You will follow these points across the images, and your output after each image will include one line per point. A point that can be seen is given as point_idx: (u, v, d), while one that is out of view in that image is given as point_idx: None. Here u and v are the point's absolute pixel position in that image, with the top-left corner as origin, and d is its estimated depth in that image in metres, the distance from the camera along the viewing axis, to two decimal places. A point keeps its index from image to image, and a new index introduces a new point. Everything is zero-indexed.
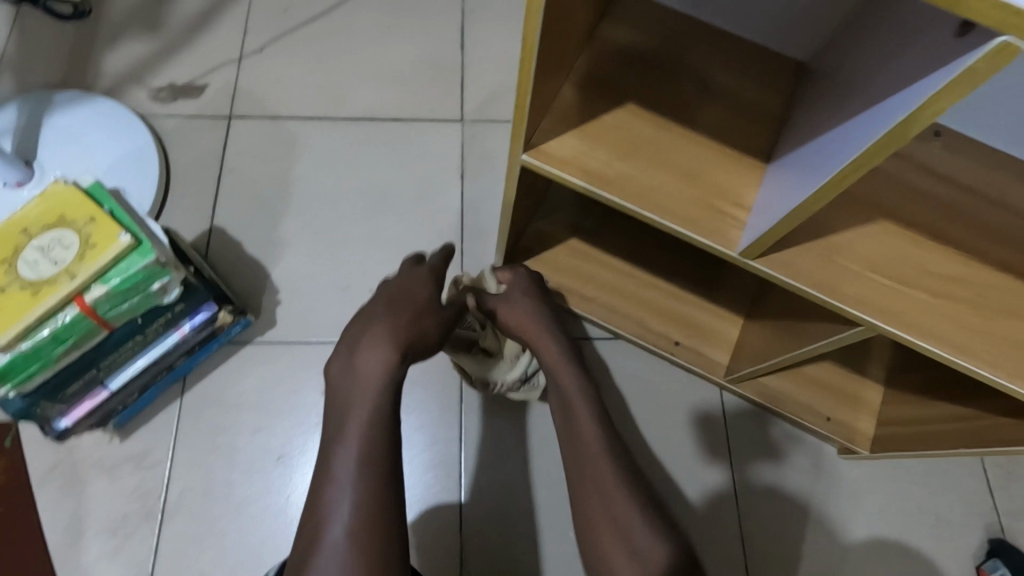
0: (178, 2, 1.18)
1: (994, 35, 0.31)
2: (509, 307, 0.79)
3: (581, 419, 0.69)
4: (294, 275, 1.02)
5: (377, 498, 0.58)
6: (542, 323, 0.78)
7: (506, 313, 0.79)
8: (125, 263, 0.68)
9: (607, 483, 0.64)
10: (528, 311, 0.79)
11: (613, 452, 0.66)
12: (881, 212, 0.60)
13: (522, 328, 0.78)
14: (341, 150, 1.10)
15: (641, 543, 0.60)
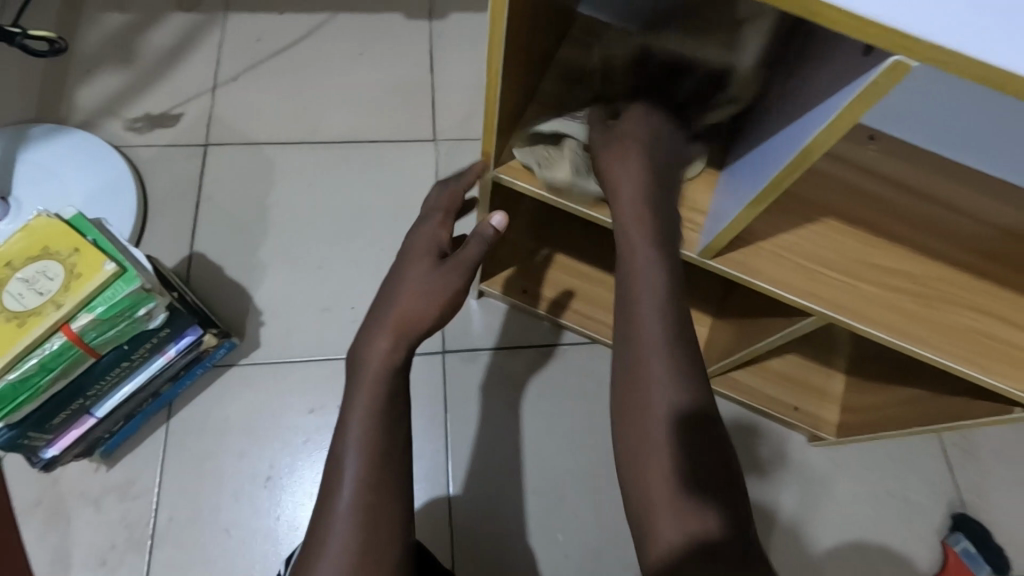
0: (150, 35, 1.20)
1: (887, 55, 0.36)
2: (615, 157, 0.64)
3: (650, 403, 0.57)
4: (276, 297, 1.04)
5: (374, 502, 0.55)
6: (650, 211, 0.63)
7: (617, 156, 0.63)
8: (111, 290, 0.69)
9: (661, 463, 0.55)
10: (637, 178, 0.63)
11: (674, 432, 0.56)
12: (826, 213, 0.66)
13: (617, 187, 0.64)
14: (318, 174, 1.13)
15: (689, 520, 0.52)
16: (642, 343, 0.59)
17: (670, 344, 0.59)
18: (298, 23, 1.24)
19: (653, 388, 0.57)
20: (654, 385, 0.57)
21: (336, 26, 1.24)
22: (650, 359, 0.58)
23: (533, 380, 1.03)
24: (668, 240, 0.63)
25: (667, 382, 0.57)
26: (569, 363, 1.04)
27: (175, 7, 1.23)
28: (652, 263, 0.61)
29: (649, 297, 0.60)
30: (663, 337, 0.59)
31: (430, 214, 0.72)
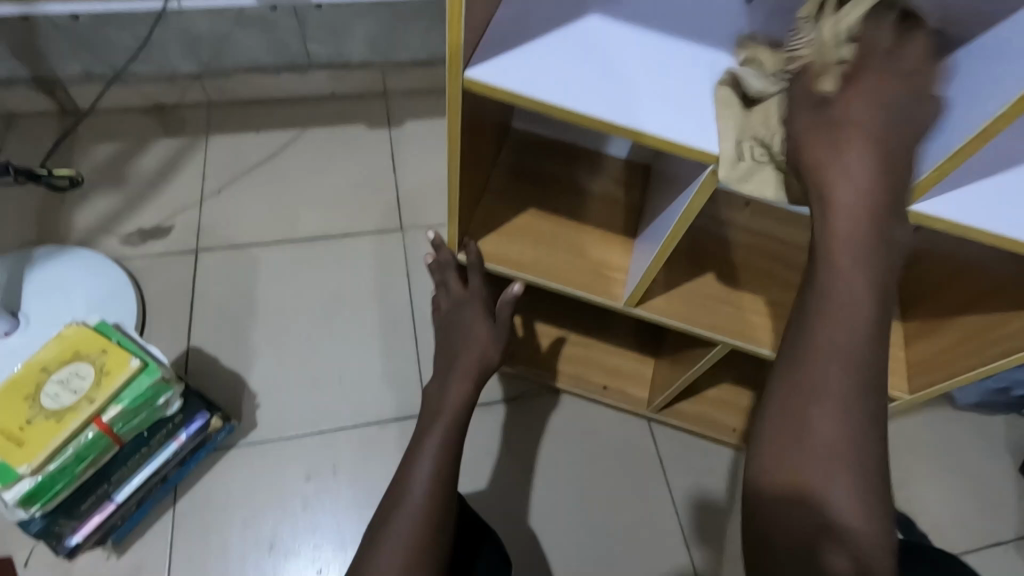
0: (141, 159, 1.36)
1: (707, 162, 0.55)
2: (849, 160, 0.45)
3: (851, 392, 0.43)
4: (268, 380, 1.15)
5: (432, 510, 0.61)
6: (880, 197, 0.45)
7: (849, 146, 0.45)
8: (136, 383, 0.81)
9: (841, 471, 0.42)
10: (876, 175, 0.45)
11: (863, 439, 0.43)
12: (717, 263, 0.85)
13: (849, 201, 0.45)
14: (300, 267, 1.28)
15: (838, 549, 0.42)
16: (824, 353, 0.43)
17: (869, 366, 0.44)
18: (273, 139, 1.42)
19: (856, 394, 0.43)
20: (834, 396, 0.43)
21: (307, 138, 1.43)
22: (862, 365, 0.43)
23: (506, 431, 1.16)
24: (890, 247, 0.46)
25: (855, 404, 0.43)
26: (537, 412, 1.18)
27: (162, 134, 1.40)
28: (865, 260, 0.44)
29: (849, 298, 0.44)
30: (863, 337, 0.43)
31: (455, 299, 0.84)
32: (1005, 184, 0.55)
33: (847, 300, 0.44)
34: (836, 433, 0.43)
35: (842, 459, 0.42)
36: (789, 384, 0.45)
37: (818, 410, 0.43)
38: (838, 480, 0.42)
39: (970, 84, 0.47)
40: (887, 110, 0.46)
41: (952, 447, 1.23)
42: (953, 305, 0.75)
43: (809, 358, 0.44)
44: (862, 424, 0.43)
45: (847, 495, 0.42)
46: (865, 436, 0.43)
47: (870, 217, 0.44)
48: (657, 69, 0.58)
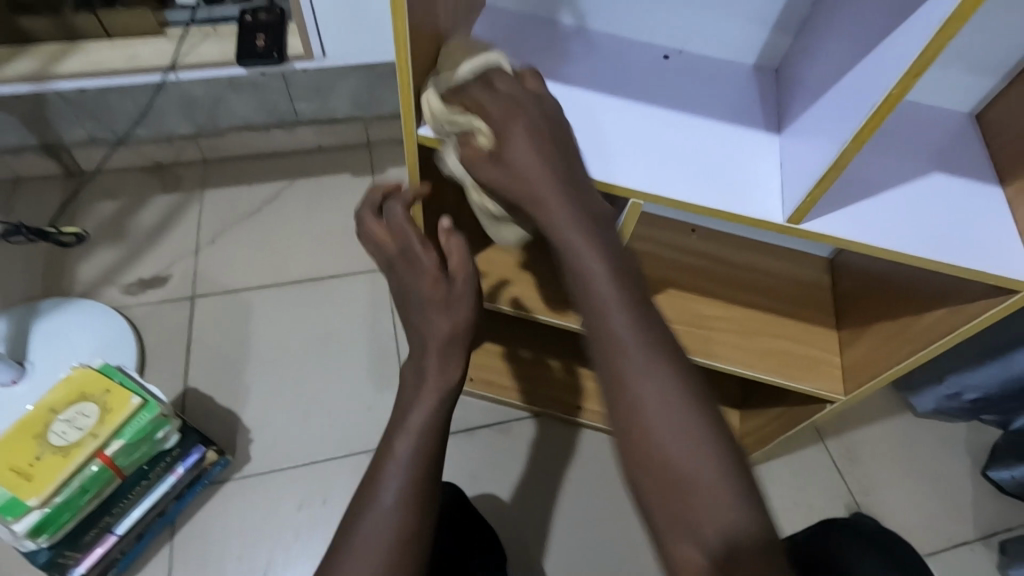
0: (140, 214, 1.46)
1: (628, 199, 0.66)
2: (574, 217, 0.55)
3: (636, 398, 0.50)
4: (261, 417, 1.22)
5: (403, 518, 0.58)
6: (604, 242, 0.54)
7: (554, 205, 0.55)
8: (137, 419, 0.88)
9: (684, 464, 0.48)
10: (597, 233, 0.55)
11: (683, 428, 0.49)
12: (668, 284, 0.92)
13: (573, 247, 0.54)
14: (290, 308, 1.36)
15: (731, 547, 0.45)
16: (627, 382, 0.50)
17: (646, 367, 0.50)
18: (264, 190, 1.52)
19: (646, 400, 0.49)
20: (655, 420, 0.49)
21: (295, 189, 1.53)
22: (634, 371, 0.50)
23: (489, 455, 1.22)
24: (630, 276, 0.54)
25: (674, 415, 0.49)
26: (518, 436, 1.24)
27: (160, 192, 1.50)
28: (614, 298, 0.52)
29: (622, 330, 0.51)
30: (636, 347, 0.51)
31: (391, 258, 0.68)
32: (887, 202, 0.63)
33: (622, 337, 0.51)
34: (677, 446, 0.48)
35: (695, 466, 0.47)
36: (621, 431, 0.50)
37: (651, 437, 0.49)
38: (697, 485, 0.47)
39: (835, 120, 0.56)
40: (564, 178, 0.56)
41: (917, 452, 1.28)
42: (879, 312, 0.82)
43: (618, 400, 0.50)
44: (689, 426, 0.48)
45: (711, 492, 0.46)
46: (698, 435, 0.48)
47: (604, 260, 0.53)
48: (580, 115, 0.68)
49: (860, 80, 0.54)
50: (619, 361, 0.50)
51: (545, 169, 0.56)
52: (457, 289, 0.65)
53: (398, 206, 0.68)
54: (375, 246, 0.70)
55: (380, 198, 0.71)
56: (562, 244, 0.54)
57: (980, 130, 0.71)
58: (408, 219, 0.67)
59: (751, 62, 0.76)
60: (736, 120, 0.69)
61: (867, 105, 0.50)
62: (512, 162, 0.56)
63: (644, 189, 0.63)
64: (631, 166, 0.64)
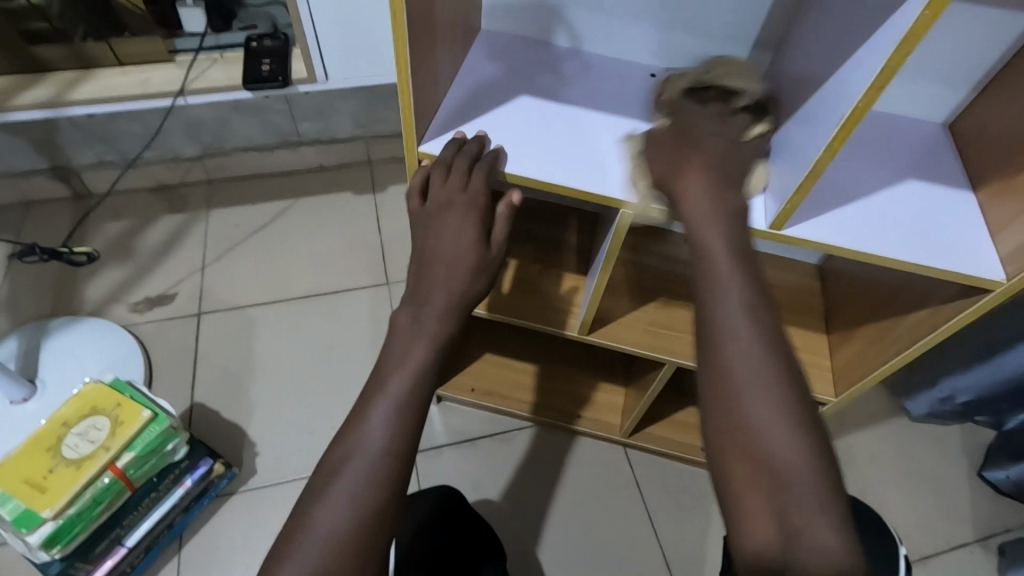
0: (147, 234, 1.50)
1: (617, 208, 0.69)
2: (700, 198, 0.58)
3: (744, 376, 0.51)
4: (266, 430, 1.24)
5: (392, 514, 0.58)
6: (731, 231, 0.56)
7: (691, 191, 0.58)
8: (147, 431, 0.90)
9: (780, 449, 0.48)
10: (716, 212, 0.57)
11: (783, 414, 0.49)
12: (660, 292, 0.95)
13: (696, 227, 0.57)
14: (294, 324, 1.39)
15: (806, 545, 0.45)
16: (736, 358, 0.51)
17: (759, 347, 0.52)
18: (268, 209, 1.56)
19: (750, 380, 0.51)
20: (755, 406, 0.49)
21: (299, 208, 1.57)
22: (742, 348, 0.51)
23: (490, 464, 1.24)
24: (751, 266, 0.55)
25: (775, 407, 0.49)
26: (519, 445, 1.26)
27: (167, 212, 1.54)
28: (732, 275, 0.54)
29: (735, 315, 0.52)
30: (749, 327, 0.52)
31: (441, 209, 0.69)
32: (865, 208, 0.67)
33: (731, 322, 0.52)
34: (773, 438, 0.48)
35: (786, 456, 0.48)
36: (716, 413, 0.51)
37: (747, 423, 0.49)
38: (788, 480, 0.47)
39: (809, 131, 0.60)
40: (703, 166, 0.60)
41: (913, 456, 1.30)
42: (866, 314, 0.85)
43: (718, 381, 0.51)
44: (790, 426, 0.49)
45: (799, 488, 0.47)
46: (795, 431, 0.49)
47: (726, 246, 0.56)
48: (573, 131, 0.72)
49: (831, 92, 0.58)
50: (723, 344, 0.52)
51: (690, 162, 0.60)
52: (491, 257, 0.70)
53: (470, 162, 0.68)
54: (428, 190, 0.70)
55: (455, 148, 0.70)
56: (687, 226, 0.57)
57: (952, 139, 0.75)
58: (485, 183, 0.68)
59: None
60: None
61: (838, 115, 0.54)
62: (682, 155, 0.61)
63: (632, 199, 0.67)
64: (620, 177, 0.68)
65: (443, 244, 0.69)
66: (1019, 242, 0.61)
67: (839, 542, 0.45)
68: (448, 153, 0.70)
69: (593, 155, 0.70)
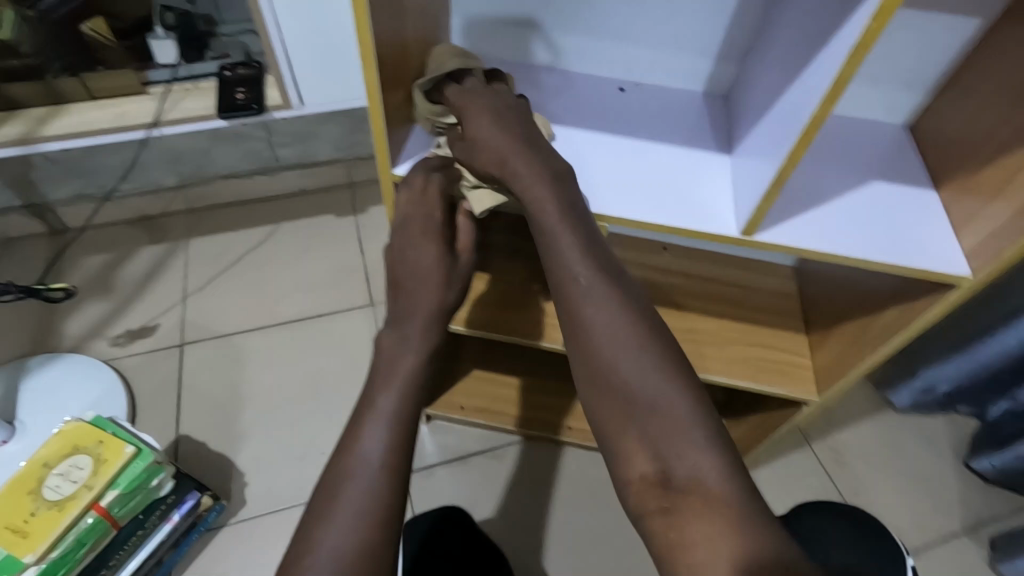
0: (126, 266, 1.48)
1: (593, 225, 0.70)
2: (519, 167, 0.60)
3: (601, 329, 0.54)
4: (255, 460, 1.22)
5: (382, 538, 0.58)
6: (568, 205, 0.59)
7: (512, 161, 0.61)
8: (131, 468, 0.89)
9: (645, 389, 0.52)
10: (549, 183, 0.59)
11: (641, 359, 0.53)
12: None
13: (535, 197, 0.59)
14: (280, 350, 1.38)
15: (677, 468, 0.49)
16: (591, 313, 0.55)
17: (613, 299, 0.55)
18: (249, 234, 1.55)
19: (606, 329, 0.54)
20: (619, 359, 0.53)
21: (279, 232, 1.56)
22: (592, 300, 0.55)
23: (484, 480, 1.23)
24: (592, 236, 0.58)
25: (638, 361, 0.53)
26: (511, 460, 1.26)
27: (145, 244, 1.52)
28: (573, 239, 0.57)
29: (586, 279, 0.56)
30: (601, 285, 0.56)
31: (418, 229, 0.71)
32: (833, 211, 0.68)
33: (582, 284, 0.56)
34: (636, 380, 0.52)
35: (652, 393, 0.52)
36: (586, 369, 0.55)
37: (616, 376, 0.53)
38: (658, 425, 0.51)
39: (772, 141, 0.61)
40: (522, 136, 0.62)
41: (900, 448, 1.32)
42: (842, 313, 0.87)
43: (582, 340, 0.55)
44: (649, 367, 0.52)
45: (668, 424, 0.50)
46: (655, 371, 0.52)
47: (564, 220, 0.58)
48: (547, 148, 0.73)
49: (788, 104, 0.59)
50: (579, 306, 0.55)
51: (500, 140, 0.61)
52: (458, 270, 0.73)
53: (429, 173, 0.71)
54: (406, 212, 0.71)
55: (420, 164, 0.72)
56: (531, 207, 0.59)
57: (913, 138, 0.77)
58: (441, 193, 0.71)
59: (699, 90, 0.83)
60: (689, 144, 0.74)
61: (798, 125, 0.55)
62: (474, 142, 0.63)
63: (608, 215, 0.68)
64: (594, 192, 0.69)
65: (428, 265, 0.71)
66: (982, 238, 0.63)
67: (704, 461, 0.49)
68: (413, 169, 0.72)
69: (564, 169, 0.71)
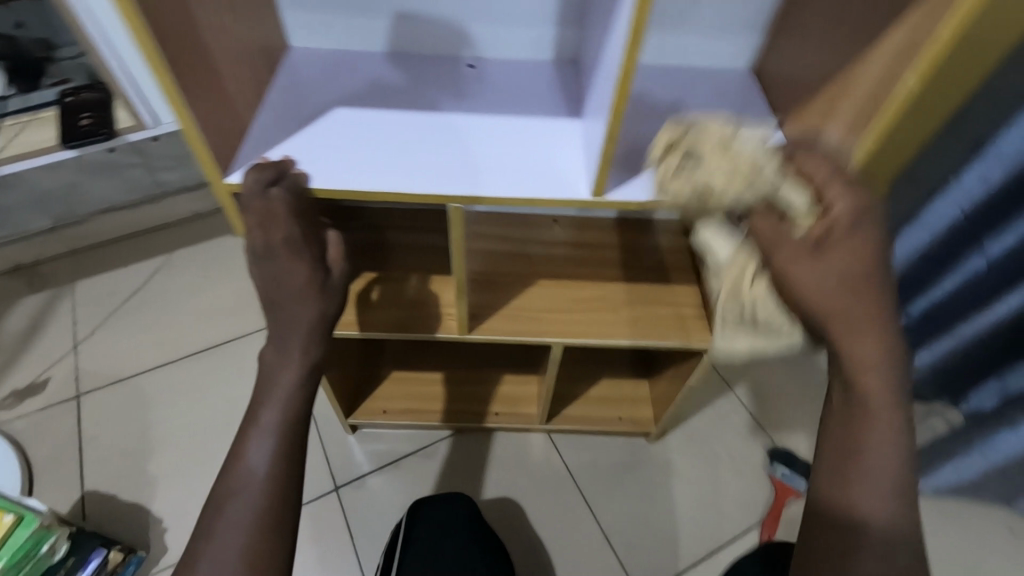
0: (6, 322, 1.37)
1: (447, 206, 0.68)
2: (869, 327, 0.55)
3: (867, 469, 0.53)
4: (173, 503, 1.16)
5: None
6: (892, 347, 0.55)
7: (866, 326, 0.55)
8: (13, 538, 0.84)
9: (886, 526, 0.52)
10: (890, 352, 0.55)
11: (895, 505, 0.52)
12: (536, 278, 0.96)
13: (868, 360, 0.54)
14: (187, 384, 1.30)
15: None
16: (864, 458, 0.53)
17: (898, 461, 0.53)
18: (140, 268, 1.46)
19: (876, 476, 0.53)
20: (874, 501, 0.52)
21: (172, 260, 1.47)
22: (875, 451, 0.53)
23: (418, 480, 1.21)
24: (900, 346, 0.55)
25: (886, 461, 0.53)
26: (444, 457, 1.24)
27: (23, 294, 1.40)
28: (889, 405, 0.54)
29: (874, 377, 0.54)
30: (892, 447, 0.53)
31: (264, 240, 0.66)
32: None
33: (871, 435, 0.54)
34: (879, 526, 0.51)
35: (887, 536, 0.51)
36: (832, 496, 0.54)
37: (858, 456, 0.54)
38: (870, 513, 0.52)
39: (601, 98, 0.61)
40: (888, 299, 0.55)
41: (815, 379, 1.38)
42: None
43: (845, 461, 0.54)
44: (895, 518, 0.52)
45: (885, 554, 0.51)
46: (897, 516, 0.52)
47: (888, 377, 0.54)
48: (390, 135, 0.70)
49: (608, 58, 0.59)
50: (859, 439, 0.54)
51: (848, 290, 0.55)
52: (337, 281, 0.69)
53: (267, 189, 0.64)
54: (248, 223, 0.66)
55: (253, 171, 0.64)
56: (858, 322, 0.55)
57: (757, 82, 0.79)
58: (285, 207, 0.65)
59: (548, 58, 0.82)
60: (540, 114, 0.74)
61: (614, 78, 0.55)
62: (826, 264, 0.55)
63: (455, 192, 0.66)
64: (440, 174, 0.67)
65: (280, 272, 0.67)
66: None
67: None
68: (248, 183, 0.65)
69: (411, 155, 0.69)
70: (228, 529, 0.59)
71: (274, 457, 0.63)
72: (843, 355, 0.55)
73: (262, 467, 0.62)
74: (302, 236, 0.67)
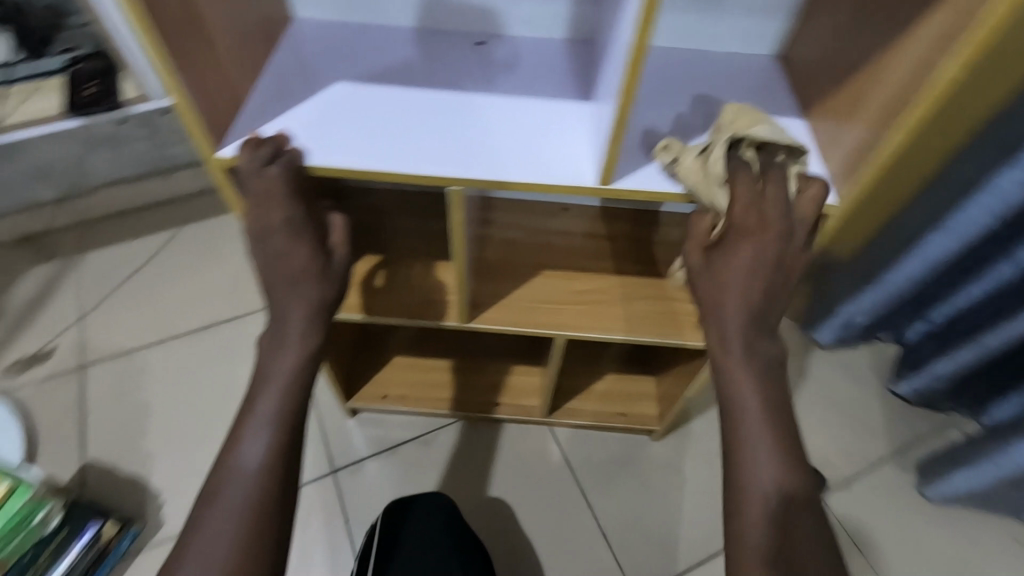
0: (15, 289, 1.37)
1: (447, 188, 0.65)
2: (737, 322, 0.62)
3: (746, 441, 0.61)
4: (170, 477, 1.16)
5: None
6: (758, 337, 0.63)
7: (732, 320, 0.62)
8: (8, 506, 0.95)
9: (773, 486, 0.59)
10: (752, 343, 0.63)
11: (783, 467, 0.60)
12: (539, 268, 0.93)
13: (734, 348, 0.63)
14: (189, 359, 1.30)
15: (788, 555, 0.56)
16: (743, 433, 0.62)
17: (774, 433, 0.61)
18: (148, 241, 1.45)
19: (757, 446, 0.61)
20: (761, 469, 0.60)
21: (180, 235, 1.47)
22: (754, 425, 0.62)
23: (415, 467, 1.20)
24: (762, 351, 0.63)
25: (766, 441, 0.61)
26: (442, 445, 1.22)
27: (33, 264, 1.41)
28: (755, 389, 0.62)
29: (742, 374, 0.62)
30: (765, 422, 0.62)
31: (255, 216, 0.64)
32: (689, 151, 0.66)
33: (747, 411, 0.62)
34: (768, 489, 0.59)
35: (775, 495, 0.59)
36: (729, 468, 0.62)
37: (741, 434, 0.62)
38: (762, 484, 0.59)
39: (611, 79, 0.58)
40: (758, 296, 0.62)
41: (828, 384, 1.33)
42: None
43: (732, 436, 0.62)
44: (784, 480, 0.59)
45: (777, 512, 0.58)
46: (785, 478, 0.60)
47: (752, 367, 0.63)
48: (391, 112, 0.68)
49: (621, 34, 0.55)
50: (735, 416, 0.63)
51: (725, 289, 0.62)
52: (333, 263, 0.67)
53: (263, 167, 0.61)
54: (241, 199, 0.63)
55: (247, 147, 0.62)
56: (723, 318, 0.63)
57: (783, 69, 0.75)
58: (282, 182, 0.62)
59: (562, 36, 0.78)
60: (549, 95, 0.70)
61: (625, 56, 0.51)
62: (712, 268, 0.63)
63: (455, 173, 0.63)
64: (440, 154, 0.64)
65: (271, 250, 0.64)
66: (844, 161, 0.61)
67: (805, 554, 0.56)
68: (243, 158, 0.62)
69: (411, 134, 0.66)
70: (208, 510, 0.58)
71: (261, 442, 0.61)
72: (714, 355, 0.64)
73: (246, 453, 0.61)
74: (298, 215, 0.64)
